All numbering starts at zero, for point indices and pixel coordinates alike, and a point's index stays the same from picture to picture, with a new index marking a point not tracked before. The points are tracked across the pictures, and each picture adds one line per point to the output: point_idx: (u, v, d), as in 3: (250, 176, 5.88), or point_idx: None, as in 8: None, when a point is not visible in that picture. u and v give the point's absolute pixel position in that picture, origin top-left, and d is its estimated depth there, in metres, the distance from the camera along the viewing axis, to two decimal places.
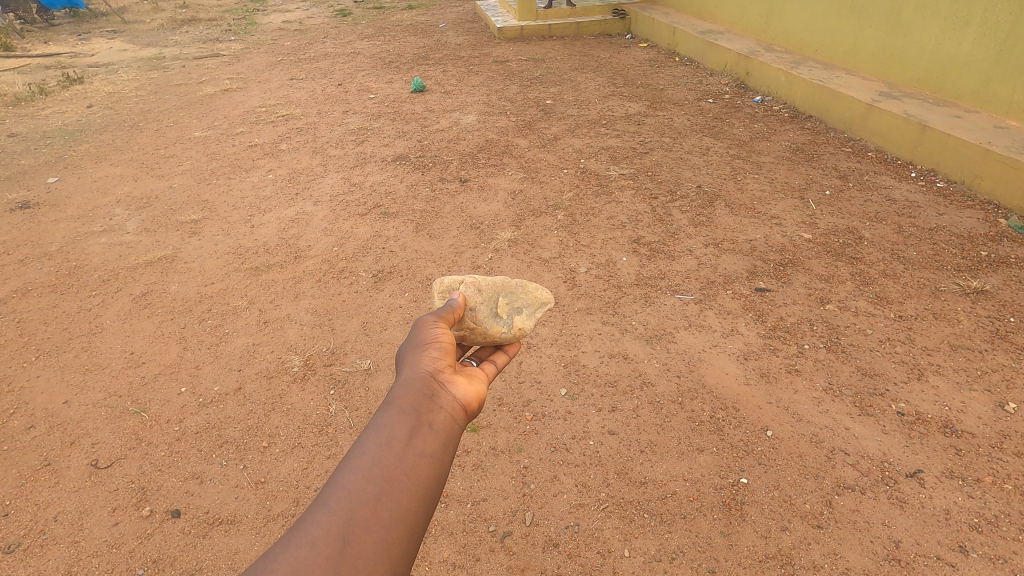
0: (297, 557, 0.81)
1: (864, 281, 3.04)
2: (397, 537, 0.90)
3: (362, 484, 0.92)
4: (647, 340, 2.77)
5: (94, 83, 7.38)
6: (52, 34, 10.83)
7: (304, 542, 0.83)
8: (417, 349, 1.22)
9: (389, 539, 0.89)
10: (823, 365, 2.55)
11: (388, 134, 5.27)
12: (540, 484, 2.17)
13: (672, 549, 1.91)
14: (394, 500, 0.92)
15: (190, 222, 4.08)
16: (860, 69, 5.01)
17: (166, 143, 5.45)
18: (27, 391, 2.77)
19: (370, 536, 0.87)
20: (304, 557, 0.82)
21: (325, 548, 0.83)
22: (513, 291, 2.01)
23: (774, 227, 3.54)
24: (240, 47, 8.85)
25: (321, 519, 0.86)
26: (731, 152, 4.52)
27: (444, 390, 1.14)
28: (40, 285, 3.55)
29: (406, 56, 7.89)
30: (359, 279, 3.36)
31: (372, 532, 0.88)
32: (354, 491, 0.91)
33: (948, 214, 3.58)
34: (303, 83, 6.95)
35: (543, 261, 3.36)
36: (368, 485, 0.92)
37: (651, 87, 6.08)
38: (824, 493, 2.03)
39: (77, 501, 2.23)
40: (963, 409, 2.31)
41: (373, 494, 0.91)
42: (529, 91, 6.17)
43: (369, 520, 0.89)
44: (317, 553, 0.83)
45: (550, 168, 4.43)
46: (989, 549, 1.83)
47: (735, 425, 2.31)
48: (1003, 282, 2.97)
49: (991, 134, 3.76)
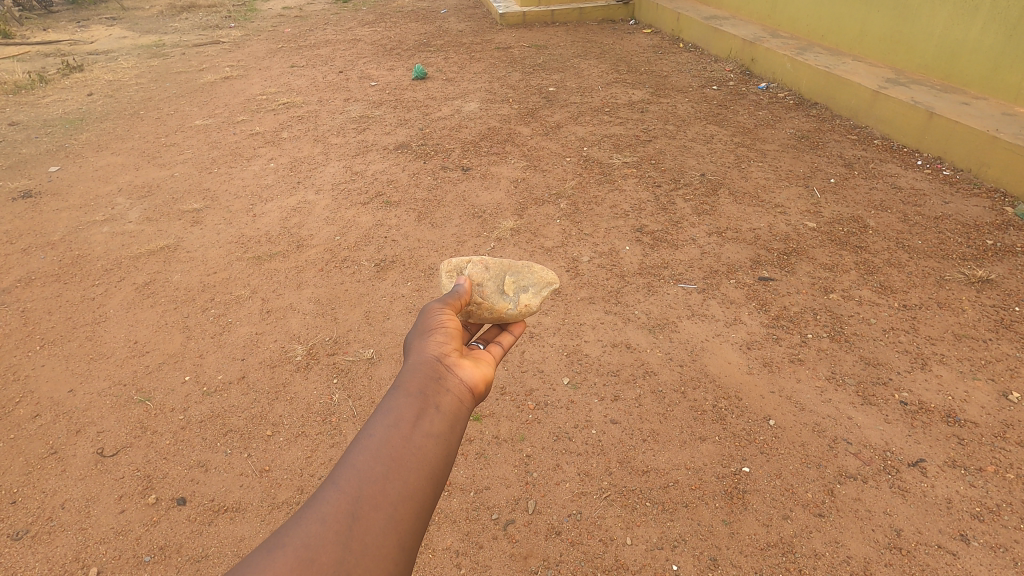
0: (307, 533, 0.82)
1: (868, 270, 3.02)
2: (406, 514, 0.90)
3: (371, 463, 0.92)
4: (650, 329, 2.76)
5: (94, 71, 7.35)
6: (51, 21, 10.76)
7: (314, 518, 0.84)
8: (424, 334, 1.22)
9: (398, 516, 0.89)
10: (826, 354, 2.55)
11: (389, 122, 5.24)
12: (542, 473, 2.18)
13: (673, 537, 1.92)
14: (402, 479, 0.92)
15: (192, 212, 4.08)
16: (866, 55, 4.95)
17: (167, 131, 5.43)
18: (32, 380, 2.79)
19: (378, 513, 0.87)
20: (315, 533, 0.83)
21: (335, 524, 0.84)
22: (520, 270, 1.99)
23: (778, 215, 3.53)
24: (240, 34, 8.78)
25: (331, 496, 0.87)
26: (735, 140, 4.48)
27: (451, 372, 1.14)
28: (43, 274, 3.56)
29: (407, 43, 7.83)
30: (361, 268, 3.35)
31: (381, 509, 0.88)
32: (363, 470, 0.91)
33: (954, 202, 3.56)
34: (303, 70, 6.91)
35: (545, 250, 3.36)
36: (376, 464, 0.92)
37: (654, 74, 6.02)
38: (826, 482, 2.03)
39: (84, 489, 2.25)
40: (966, 398, 2.30)
41: (381, 473, 0.92)
42: (531, 78, 6.12)
43: (377, 498, 0.89)
44: (327, 529, 0.83)
45: (552, 156, 4.41)
46: (990, 538, 1.84)
47: (737, 414, 2.31)
48: (1008, 271, 2.95)
49: (999, 121, 3.72)
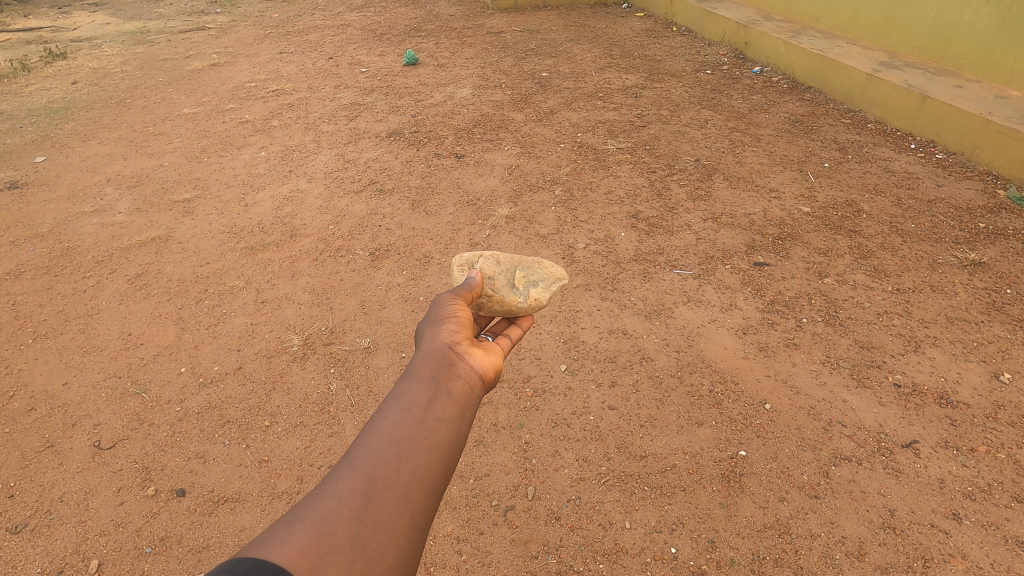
0: (325, 508, 0.83)
1: (863, 254, 3.04)
2: (417, 494, 0.90)
3: (385, 444, 0.92)
4: (646, 315, 2.77)
5: (78, 59, 7.22)
6: (31, 7, 10.46)
7: (331, 495, 0.84)
8: (435, 323, 1.22)
9: (410, 496, 0.89)
10: (821, 338, 2.57)
11: (381, 109, 5.17)
12: (541, 460, 2.19)
13: (672, 520, 1.95)
14: (416, 460, 0.92)
15: (183, 202, 4.03)
16: (859, 38, 4.94)
17: (154, 120, 5.35)
18: (26, 373, 2.77)
19: (392, 491, 0.88)
20: (331, 509, 0.83)
21: (351, 500, 0.85)
22: (530, 266, 1.99)
23: (773, 200, 3.53)
24: (227, 20, 8.63)
25: (346, 475, 0.87)
26: (730, 125, 4.47)
27: (461, 360, 1.14)
28: (33, 266, 3.52)
29: (397, 28, 7.73)
30: (357, 258, 3.33)
31: (394, 488, 0.88)
32: (377, 450, 0.91)
33: (947, 185, 3.57)
34: (292, 57, 6.81)
35: (541, 237, 3.35)
36: (389, 446, 0.92)
37: (647, 58, 5.99)
38: (821, 464, 2.06)
39: (82, 482, 2.24)
40: (959, 379, 2.33)
41: (395, 453, 0.91)
42: (524, 64, 6.05)
43: (391, 477, 0.89)
44: (343, 506, 0.84)
45: (547, 143, 4.38)
46: (982, 516, 1.87)
47: (734, 399, 2.33)
48: (1000, 254, 2.98)
49: (993, 105, 3.74)
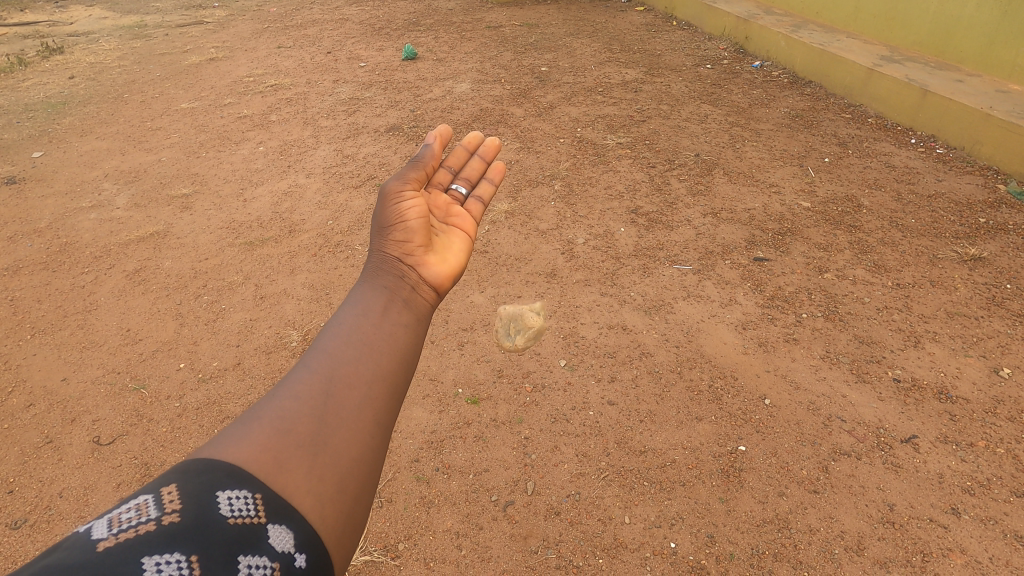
0: (282, 407, 0.80)
1: (863, 249, 3.03)
2: (380, 393, 0.86)
3: (341, 347, 0.88)
4: (646, 311, 2.77)
5: (75, 53, 7.19)
6: (27, 1, 10.36)
7: (288, 395, 0.81)
8: (382, 225, 1.07)
9: (372, 394, 0.85)
10: (821, 334, 2.56)
11: (380, 104, 5.15)
12: (541, 455, 2.19)
13: (671, 515, 1.95)
14: (376, 360, 0.88)
15: (182, 197, 4.02)
16: (860, 32, 4.92)
17: (152, 115, 5.33)
18: (25, 369, 2.76)
19: (353, 391, 0.84)
20: (290, 407, 0.80)
21: (309, 399, 0.81)
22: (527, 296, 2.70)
23: (773, 195, 3.52)
24: (225, 14, 8.58)
25: (303, 377, 0.84)
26: (730, 120, 4.45)
27: (415, 266, 1.05)
28: (31, 262, 3.51)
29: (396, 23, 7.70)
30: (356, 253, 3.32)
31: (355, 387, 0.85)
32: (334, 353, 0.87)
33: (947, 180, 3.57)
34: (290, 51, 6.78)
35: (540, 233, 3.34)
36: (346, 348, 0.88)
37: (647, 52, 5.96)
38: (820, 459, 2.06)
39: (82, 477, 2.24)
40: (958, 374, 2.34)
41: (353, 354, 0.88)
42: (523, 58, 6.03)
43: (350, 377, 0.85)
44: (301, 404, 0.80)
45: (546, 137, 4.36)
46: (981, 511, 1.88)
47: (734, 394, 2.33)
48: (1000, 249, 2.98)
49: (993, 99, 3.73)
